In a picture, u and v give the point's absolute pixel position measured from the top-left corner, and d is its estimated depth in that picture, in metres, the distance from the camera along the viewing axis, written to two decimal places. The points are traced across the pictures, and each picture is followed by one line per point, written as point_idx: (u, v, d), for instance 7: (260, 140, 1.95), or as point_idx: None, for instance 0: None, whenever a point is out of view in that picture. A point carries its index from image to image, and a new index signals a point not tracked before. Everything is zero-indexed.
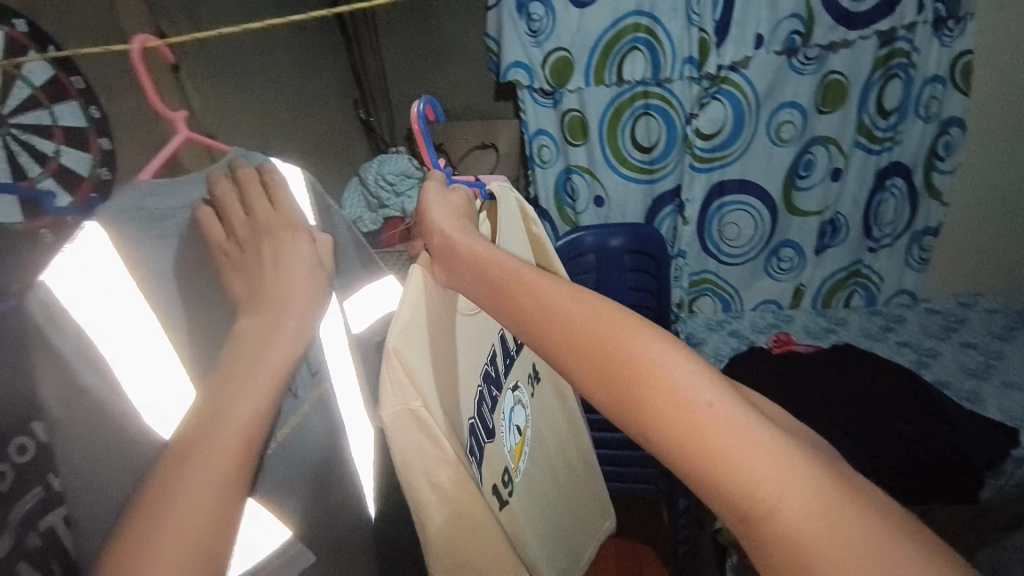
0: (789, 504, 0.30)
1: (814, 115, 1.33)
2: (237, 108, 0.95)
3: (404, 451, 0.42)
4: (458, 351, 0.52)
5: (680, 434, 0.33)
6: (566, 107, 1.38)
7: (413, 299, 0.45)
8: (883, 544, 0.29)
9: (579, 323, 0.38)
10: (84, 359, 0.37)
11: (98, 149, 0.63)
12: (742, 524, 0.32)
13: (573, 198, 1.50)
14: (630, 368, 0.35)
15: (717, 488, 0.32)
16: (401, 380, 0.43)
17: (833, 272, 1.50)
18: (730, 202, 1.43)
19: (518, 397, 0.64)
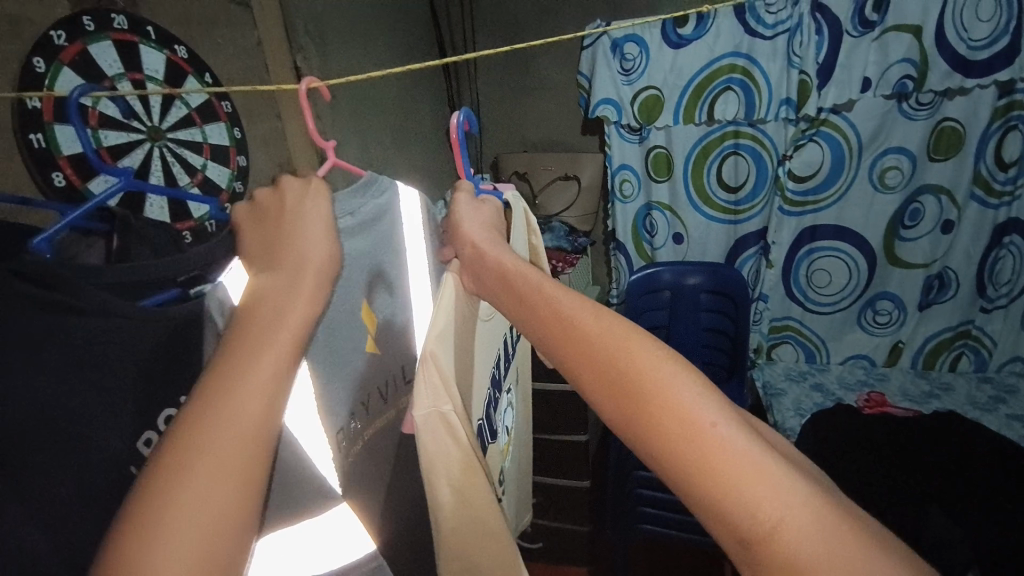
0: (796, 533, 0.27)
1: (923, 162, 1.25)
2: (349, 134, 1.04)
3: (433, 454, 0.38)
4: (473, 350, 0.50)
5: (679, 450, 0.30)
6: (653, 144, 1.40)
7: (446, 303, 0.43)
8: None
9: (588, 327, 0.35)
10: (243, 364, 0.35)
11: (236, 165, 0.72)
12: (743, 554, 0.28)
13: (652, 234, 1.49)
14: (630, 375, 0.32)
15: (715, 511, 0.29)
16: (435, 381, 0.39)
17: (939, 330, 1.38)
18: (822, 247, 1.37)
19: (508, 400, 0.63)
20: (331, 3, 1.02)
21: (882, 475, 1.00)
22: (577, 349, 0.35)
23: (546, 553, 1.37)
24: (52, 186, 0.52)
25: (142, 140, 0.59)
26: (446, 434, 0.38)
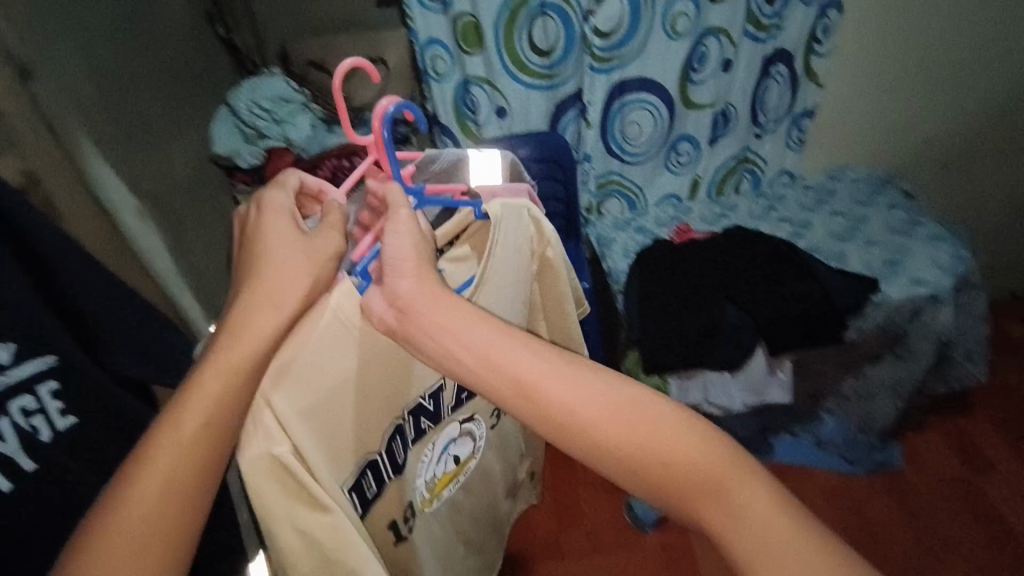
0: (646, 440, 0.50)
1: (706, 4, 1.35)
2: (58, 34, 0.84)
3: (265, 492, 0.49)
4: (386, 384, 0.61)
5: (586, 427, 0.50)
6: (458, 11, 1.30)
7: (302, 338, 0.49)
8: (700, 444, 0.50)
9: (504, 366, 0.51)
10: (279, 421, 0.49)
11: None
12: (628, 465, 0.51)
13: (474, 111, 1.45)
14: (538, 401, 0.50)
15: (625, 452, 0.50)
16: (267, 428, 0.48)
17: (726, 160, 1.60)
18: (631, 100, 1.46)
19: (468, 431, 0.76)
20: None
21: (686, 293, 1.18)
22: (511, 388, 0.51)
23: None
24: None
25: None
26: (281, 471, 0.49)
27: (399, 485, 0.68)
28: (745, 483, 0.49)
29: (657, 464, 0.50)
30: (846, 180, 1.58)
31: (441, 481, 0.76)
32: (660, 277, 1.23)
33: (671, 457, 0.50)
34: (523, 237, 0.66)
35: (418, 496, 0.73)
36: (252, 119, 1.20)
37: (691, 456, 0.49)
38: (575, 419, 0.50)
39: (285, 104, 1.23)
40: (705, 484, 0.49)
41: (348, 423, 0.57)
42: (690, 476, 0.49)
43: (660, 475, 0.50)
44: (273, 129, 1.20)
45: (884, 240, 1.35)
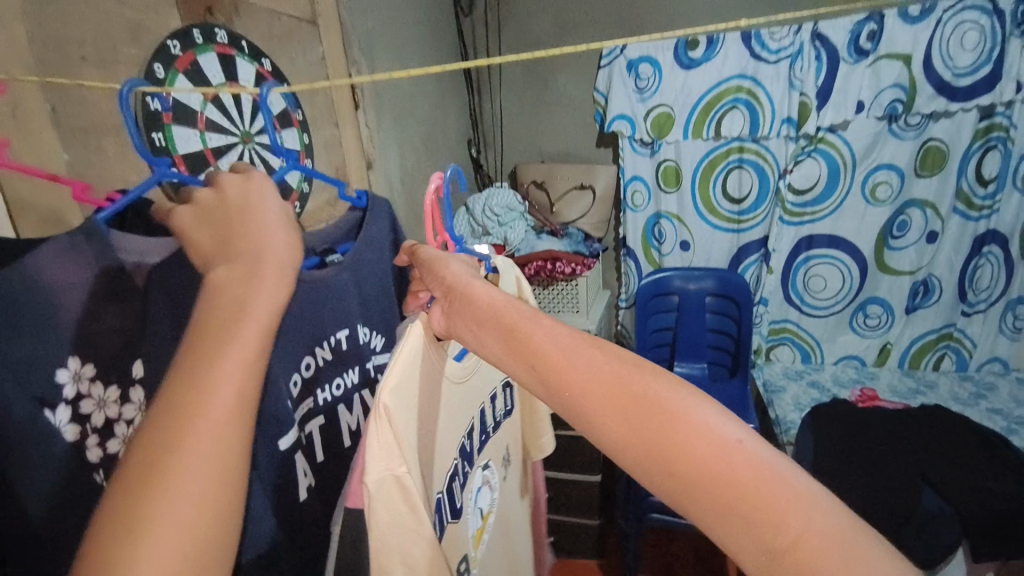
0: (698, 448, 0.28)
1: (911, 178, 1.38)
2: (388, 139, 1.15)
3: (386, 526, 0.35)
4: (440, 419, 0.46)
5: (588, 401, 0.31)
6: (663, 157, 1.52)
7: (407, 358, 0.40)
8: (794, 479, 0.27)
9: (501, 306, 0.36)
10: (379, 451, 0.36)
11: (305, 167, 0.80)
12: (669, 483, 0.29)
13: (660, 241, 1.59)
14: (530, 348, 0.33)
15: (636, 439, 0.30)
16: (389, 442, 0.36)
17: (923, 333, 1.50)
18: (818, 255, 1.48)
19: (487, 477, 0.57)
20: (377, 23, 1.14)
21: (867, 462, 1.09)
22: (499, 336, 0.35)
23: (556, 546, 1.37)
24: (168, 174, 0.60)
25: (234, 142, 0.69)
26: (400, 500, 0.35)
27: (454, 533, 0.49)
28: (824, 543, 0.25)
29: (676, 476, 0.29)
30: None
31: (476, 538, 0.55)
32: (839, 442, 1.14)
33: (705, 477, 0.28)
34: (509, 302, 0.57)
35: (467, 551, 0.52)
36: (484, 219, 1.43)
37: (731, 482, 0.27)
38: (567, 392, 0.32)
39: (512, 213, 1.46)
40: (744, 497, 0.27)
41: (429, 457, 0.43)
42: (736, 512, 0.27)
43: (726, 507, 0.27)
44: (498, 229, 1.42)
45: None
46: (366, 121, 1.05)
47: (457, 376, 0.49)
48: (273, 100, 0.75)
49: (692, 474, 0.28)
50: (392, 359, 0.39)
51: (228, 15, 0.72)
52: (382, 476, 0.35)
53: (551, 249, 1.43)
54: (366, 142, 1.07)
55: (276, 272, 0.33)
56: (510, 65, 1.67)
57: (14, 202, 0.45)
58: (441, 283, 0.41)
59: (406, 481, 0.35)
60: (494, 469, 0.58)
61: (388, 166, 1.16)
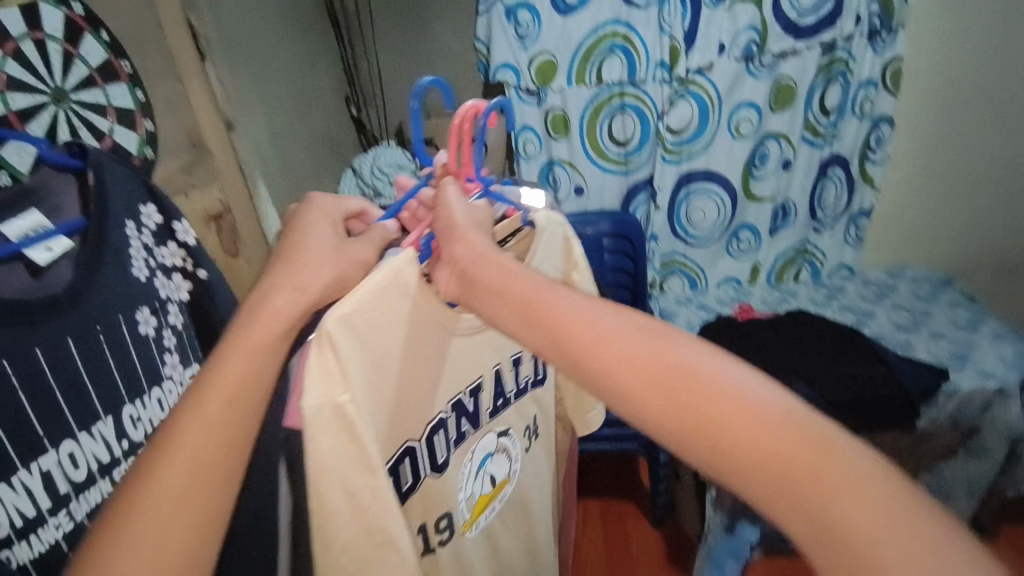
0: (738, 422, 0.37)
1: (767, 112, 1.52)
2: (250, 99, 1.04)
3: (324, 451, 0.43)
4: (439, 359, 0.56)
5: (637, 386, 0.40)
6: (550, 105, 1.52)
7: (368, 295, 0.46)
8: (817, 439, 0.35)
9: (549, 310, 0.43)
10: (327, 376, 0.43)
11: (144, 130, 0.70)
12: (717, 451, 0.37)
13: (556, 189, 1.62)
14: (587, 346, 0.41)
15: (691, 417, 0.38)
16: (330, 367, 0.44)
17: (784, 251, 1.69)
18: (696, 189, 1.60)
19: (502, 445, 0.67)
20: None
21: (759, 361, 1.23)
22: (521, 319, 0.44)
23: None
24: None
25: (46, 102, 0.58)
26: (336, 424, 0.43)
27: (437, 487, 0.60)
28: (853, 493, 0.33)
29: (704, 434, 0.37)
30: (905, 279, 1.64)
31: (476, 501, 0.66)
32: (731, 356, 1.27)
33: (732, 431, 0.37)
34: (553, 247, 0.64)
35: (461, 510, 0.64)
36: (373, 180, 1.37)
37: (769, 446, 0.36)
38: (620, 381, 0.40)
39: (402, 169, 1.40)
40: (778, 455, 0.35)
41: (404, 395, 0.53)
42: (758, 456, 0.36)
43: (763, 462, 0.36)
44: (389, 188, 1.36)
45: (949, 334, 1.37)
46: (217, 75, 0.93)
47: (466, 329, 0.57)
48: (89, 51, 0.62)
49: (719, 427, 0.37)
50: (342, 300, 0.45)
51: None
52: (321, 400, 0.43)
53: None
54: (223, 98, 0.94)
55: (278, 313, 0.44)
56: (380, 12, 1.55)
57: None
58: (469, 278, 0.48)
59: (343, 408, 0.43)
60: (511, 439, 0.68)
61: (253, 129, 1.04)
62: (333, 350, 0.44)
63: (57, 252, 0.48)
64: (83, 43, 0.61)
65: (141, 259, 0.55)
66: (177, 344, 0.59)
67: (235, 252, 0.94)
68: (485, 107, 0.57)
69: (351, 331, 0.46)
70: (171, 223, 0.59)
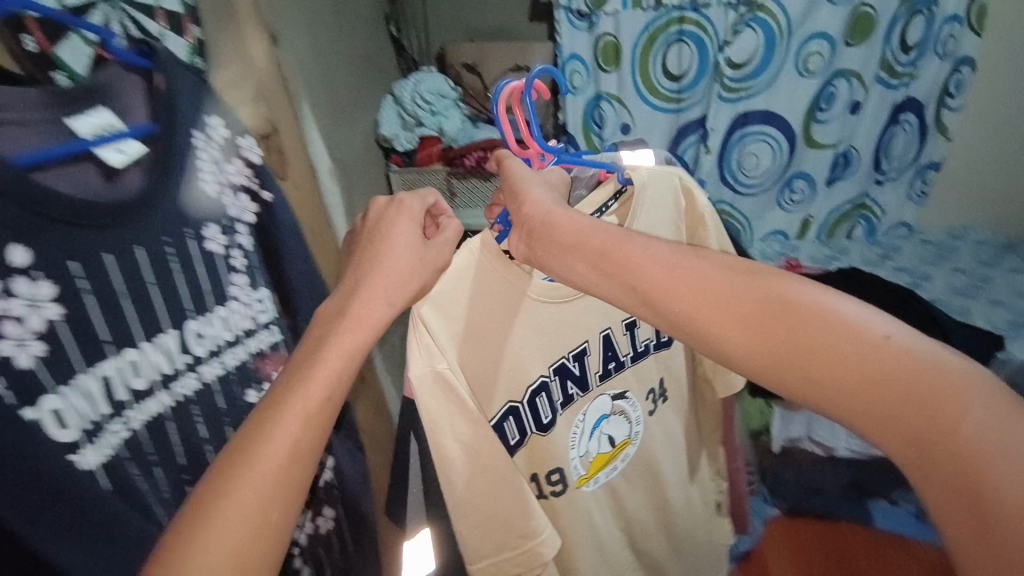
0: (819, 341, 0.47)
1: (841, 47, 1.38)
2: (293, 13, 0.99)
3: (435, 410, 0.55)
4: (515, 331, 0.62)
5: (704, 320, 0.51)
6: (602, 31, 1.41)
7: (454, 274, 0.57)
8: (882, 342, 0.45)
9: (629, 254, 0.53)
10: (421, 348, 0.55)
11: (191, 36, 0.68)
12: (795, 371, 0.48)
13: (601, 126, 1.54)
14: (658, 284, 0.52)
15: (770, 344, 0.49)
16: (426, 343, 0.55)
17: (840, 204, 1.60)
18: (752, 132, 1.49)
19: (619, 408, 0.74)
20: None
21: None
22: (591, 267, 0.53)
23: None
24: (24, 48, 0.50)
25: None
26: (438, 386, 0.55)
27: (546, 442, 0.68)
28: (937, 382, 0.43)
29: (798, 363, 0.47)
30: (967, 241, 1.55)
31: (593, 459, 0.73)
32: None
33: (820, 361, 0.47)
34: (664, 198, 0.69)
35: (574, 462, 0.71)
36: (415, 108, 1.33)
37: (853, 357, 0.46)
38: (700, 318, 0.51)
39: (444, 98, 1.35)
40: (863, 363, 0.45)
41: (490, 359, 0.61)
42: (850, 377, 0.45)
43: (840, 369, 0.46)
44: (431, 118, 1.32)
45: (1009, 301, 1.31)
46: None
47: (544, 295, 0.63)
48: None
49: (823, 362, 0.46)
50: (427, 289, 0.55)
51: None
52: (422, 369, 0.55)
53: (491, 139, 1.32)
54: (267, 12, 0.90)
55: (366, 318, 0.49)
56: None
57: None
58: (528, 224, 0.56)
59: (437, 370, 0.55)
60: (629, 402, 0.75)
61: (297, 47, 1.00)
62: (420, 330, 0.55)
63: (129, 155, 0.49)
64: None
65: (211, 175, 0.55)
66: (245, 265, 0.60)
67: (283, 179, 0.93)
68: (529, 79, 0.58)
69: (432, 315, 0.55)
70: (238, 142, 0.60)
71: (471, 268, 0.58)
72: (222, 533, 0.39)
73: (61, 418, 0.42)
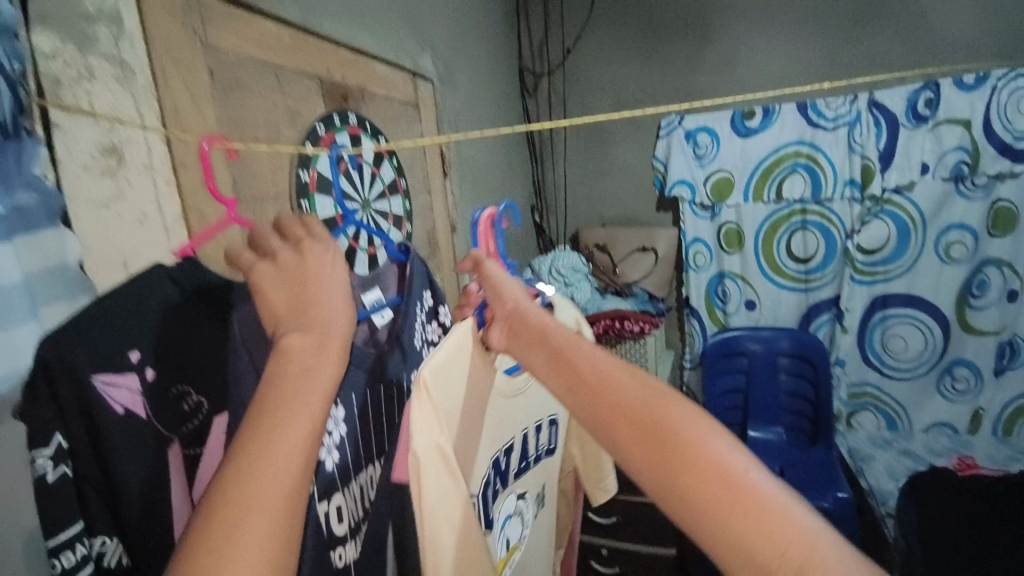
0: (717, 477, 0.32)
1: (985, 238, 1.37)
2: (467, 207, 1.23)
3: (433, 497, 0.38)
4: (483, 430, 0.49)
5: (619, 403, 0.35)
6: (724, 220, 1.55)
7: (452, 345, 0.44)
8: (795, 516, 0.30)
9: (551, 329, 0.40)
10: (431, 424, 0.40)
11: (404, 229, 0.89)
12: (680, 502, 0.32)
13: (725, 301, 1.59)
14: (571, 355, 0.38)
15: (657, 458, 0.33)
16: (428, 412, 0.40)
17: (1017, 397, 1.41)
18: (895, 314, 1.46)
19: (519, 506, 0.57)
20: (461, 104, 1.26)
21: (969, 543, 1.01)
22: (549, 359, 0.39)
23: None
24: (296, 206, 0.66)
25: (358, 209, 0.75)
26: (445, 477, 0.39)
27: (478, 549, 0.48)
28: None
29: (683, 493, 0.32)
30: None
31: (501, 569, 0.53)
32: (948, 521, 1.05)
33: (697, 492, 0.32)
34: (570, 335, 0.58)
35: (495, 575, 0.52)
36: (550, 280, 1.49)
37: (750, 511, 0.30)
38: (603, 416, 0.35)
39: (577, 272, 1.49)
40: (763, 526, 0.30)
41: (468, 453, 0.47)
42: (729, 527, 0.31)
43: (727, 521, 0.31)
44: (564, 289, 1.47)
45: None
46: (451, 187, 1.14)
47: (507, 391, 0.53)
48: (385, 170, 0.85)
49: (712, 502, 0.31)
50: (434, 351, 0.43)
51: (357, 101, 0.80)
52: (427, 447, 0.39)
53: (618, 309, 1.42)
54: (451, 207, 1.15)
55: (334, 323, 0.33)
56: (569, 138, 1.78)
57: (214, 244, 0.52)
58: (504, 308, 0.44)
59: (447, 453, 0.40)
60: (527, 502, 0.59)
61: (467, 230, 1.23)
62: (427, 397, 0.40)
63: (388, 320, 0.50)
64: (383, 167, 0.83)
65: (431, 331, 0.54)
66: None
67: None
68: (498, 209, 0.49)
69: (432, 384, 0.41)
70: None
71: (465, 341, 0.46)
72: None
73: (339, 513, 0.41)
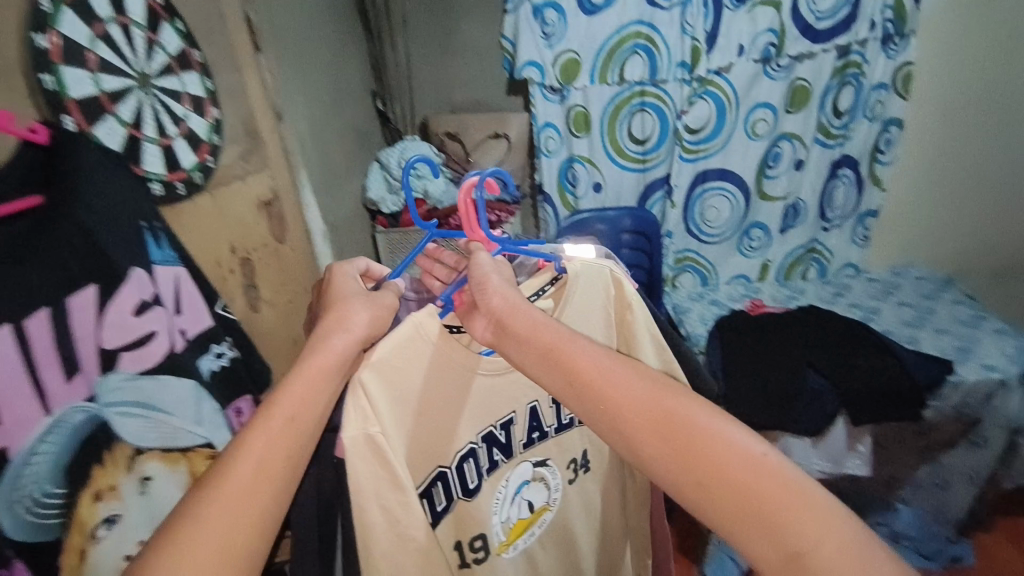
0: (708, 447, 0.44)
1: (783, 114, 1.57)
2: (292, 90, 1.07)
3: (363, 475, 0.48)
4: (463, 406, 0.58)
5: (619, 400, 0.46)
6: (572, 103, 1.56)
7: (406, 341, 0.53)
8: (771, 468, 0.43)
9: (552, 340, 0.48)
10: (362, 414, 0.48)
11: (211, 116, 0.73)
12: (681, 469, 0.44)
13: (575, 185, 1.67)
14: (569, 361, 0.47)
15: (661, 439, 0.44)
16: (363, 408, 0.48)
17: (794, 249, 1.75)
18: (711, 188, 1.66)
19: (540, 474, 0.65)
20: None
21: (764, 368, 1.26)
22: (550, 364, 0.48)
23: None
24: (63, 126, 0.53)
25: (132, 86, 0.60)
26: (369, 454, 0.48)
27: (469, 508, 0.61)
28: (809, 520, 0.41)
29: (686, 461, 0.44)
30: (909, 278, 1.71)
31: (513, 527, 0.64)
32: (746, 348, 1.31)
33: (702, 463, 0.43)
34: (598, 300, 0.62)
35: (496, 533, 0.63)
36: (401, 173, 1.41)
37: (739, 471, 0.43)
38: (611, 407, 0.46)
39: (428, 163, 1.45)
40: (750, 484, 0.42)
41: (441, 428, 0.57)
42: (722, 487, 0.43)
43: (721, 477, 0.43)
44: (417, 182, 1.42)
45: (952, 329, 1.44)
46: (266, 61, 0.95)
47: (490, 369, 0.58)
48: (166, 38, 0.65)
49: (708, 467, 0.43)
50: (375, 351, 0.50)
51: None
52: (356, 433, 0.48)
53: None
54: (273, 88, 0.98)
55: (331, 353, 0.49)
56: (408, 10, 1.60)
57: None
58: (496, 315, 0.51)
59: (372, 437, 0.48)
60: (551, 469, 0.66)
61: (297, 118, 1.08)
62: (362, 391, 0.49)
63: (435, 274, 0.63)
64: (162, 30, 0.64)
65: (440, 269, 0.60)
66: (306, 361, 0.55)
67: (283, 242, 0.91)
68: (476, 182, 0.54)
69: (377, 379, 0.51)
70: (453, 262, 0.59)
71: (420, 336, 0.53)
72: (212, 531, 0.40)
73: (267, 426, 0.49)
